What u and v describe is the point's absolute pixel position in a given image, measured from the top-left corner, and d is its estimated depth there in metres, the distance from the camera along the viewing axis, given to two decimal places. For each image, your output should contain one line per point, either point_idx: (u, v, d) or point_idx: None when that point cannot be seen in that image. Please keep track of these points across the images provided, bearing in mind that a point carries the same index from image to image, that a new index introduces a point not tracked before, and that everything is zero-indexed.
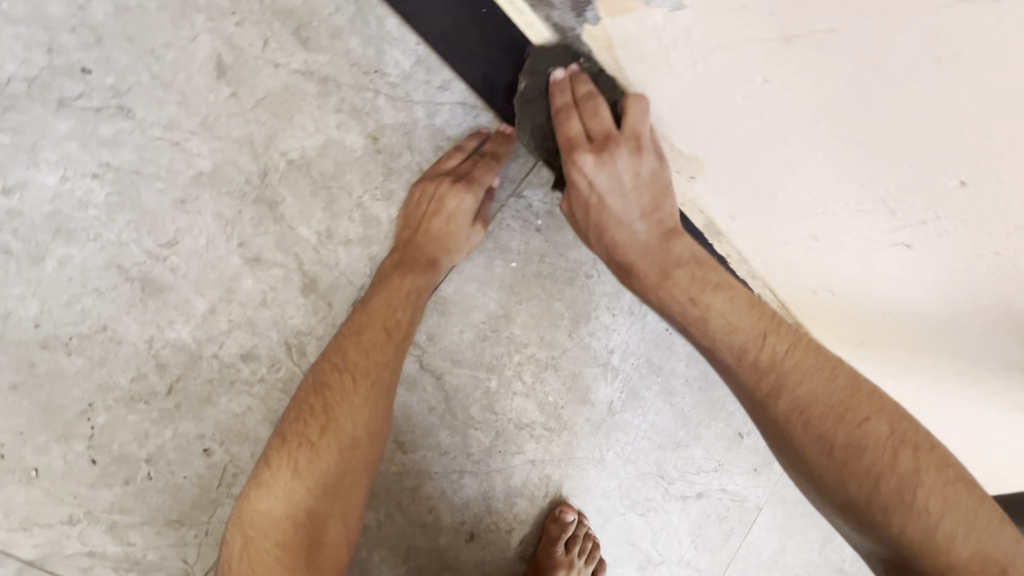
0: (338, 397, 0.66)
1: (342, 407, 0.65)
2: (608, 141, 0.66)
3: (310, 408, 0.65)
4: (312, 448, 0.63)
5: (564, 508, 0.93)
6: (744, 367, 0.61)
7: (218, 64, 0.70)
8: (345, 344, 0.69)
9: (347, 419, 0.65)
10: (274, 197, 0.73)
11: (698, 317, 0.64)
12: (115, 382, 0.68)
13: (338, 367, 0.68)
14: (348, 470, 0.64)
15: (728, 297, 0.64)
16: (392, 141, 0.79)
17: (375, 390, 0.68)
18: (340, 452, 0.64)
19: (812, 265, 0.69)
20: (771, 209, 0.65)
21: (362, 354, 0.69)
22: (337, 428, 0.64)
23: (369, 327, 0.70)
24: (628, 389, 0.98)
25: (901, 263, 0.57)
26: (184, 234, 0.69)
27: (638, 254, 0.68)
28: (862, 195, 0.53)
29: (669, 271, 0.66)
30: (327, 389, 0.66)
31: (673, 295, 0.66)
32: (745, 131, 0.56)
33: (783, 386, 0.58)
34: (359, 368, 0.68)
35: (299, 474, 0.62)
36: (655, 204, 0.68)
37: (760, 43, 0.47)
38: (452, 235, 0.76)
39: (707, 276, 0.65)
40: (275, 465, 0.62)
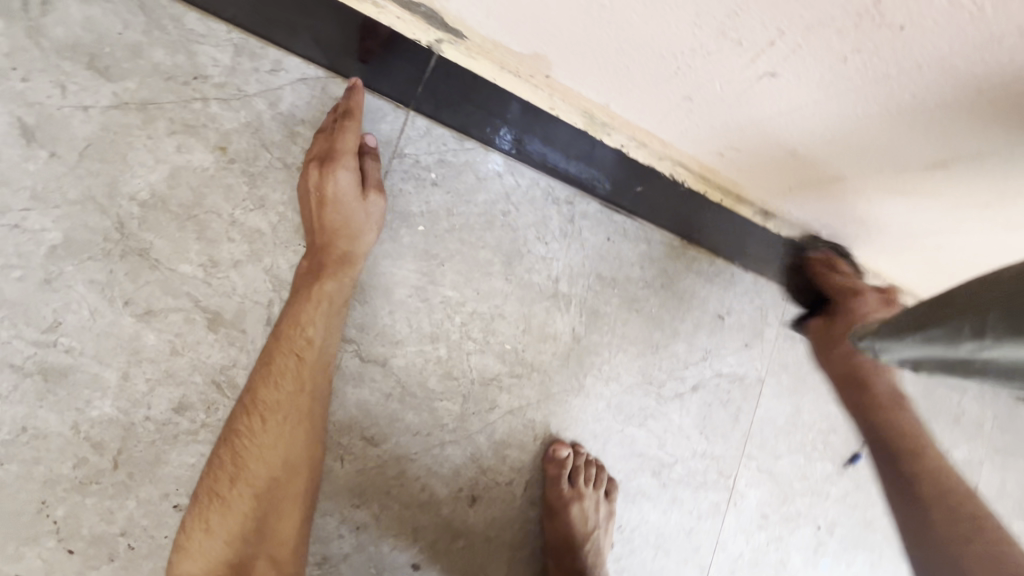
0: (246, 441, 0.70)
1: (249, 453, 0.70)
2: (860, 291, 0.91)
3: (219, 460, 0.69)
4: (223, 503, 0.68)
5: (556, 445, 0.92)
6: (939, 504, 0.75)
7: (23, 129, 0.65)
8: (254, 383, 0.71)
9: (254, 463, 0.70)
10: (141, 244, 0.69)
11: (913, 450, 0.81)
12: (58, 474, 0.67)
13: (248, 410, 0.70)
14: (268, 509, 0.70)
15: (937, 448, 0.82)
16: (242, 145, 0.73)
17: (282, 429, 0.71)
18: (256, 491, 0.70)
19: (703, 128, 0.62)
20: (633, 83, 0.58)
21: (272, 389, 0.71)
22: (248, 474, 0.69)
23: (275, 359, 0.71)
24: (587, 311, 0.95)
25: (774, 97, 0.51)
26: (64, 312, 0.67)
27: (883, 389, 0.88)
28: (702, 37, 0.46)
29: (898, 407, 0.87)
30: (233, 437, 0.69)
31: (890, 426, 0.85)
32: (559, 5, 0.49)
33: (979, 534, 0.71)
34: (266, 405, 0.71)
35: (211, 532, 0.68)
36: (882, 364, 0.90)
37: None
38: (344, 218, 0.74)
39: (914, 426, 0.85)
40: (193, 523, 0.68)
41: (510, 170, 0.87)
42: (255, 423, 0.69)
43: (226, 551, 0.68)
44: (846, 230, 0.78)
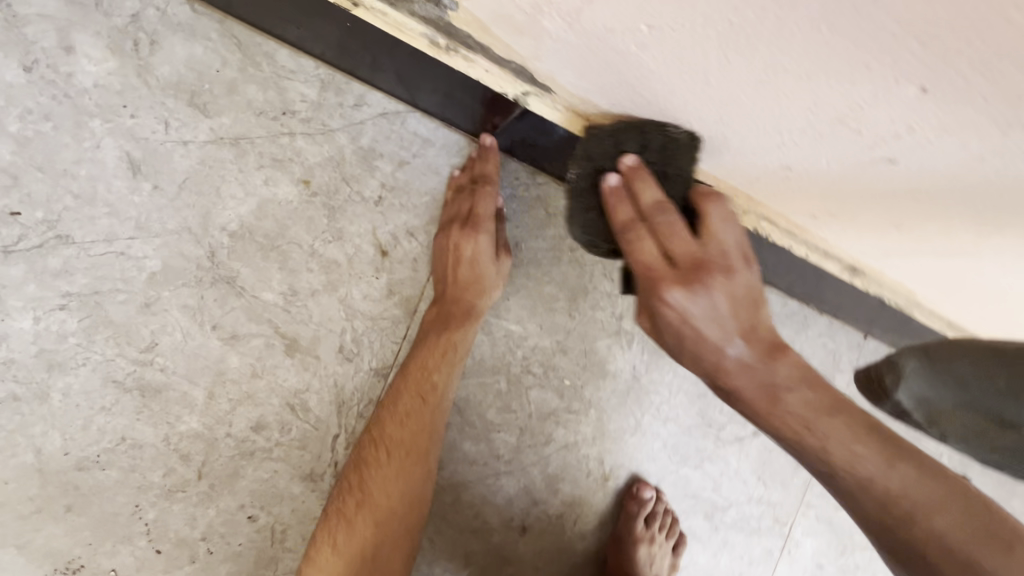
0: (372, 470, 0.71)
1: (374, 483, 0.71)
2: (732, 256, 0.55)
3: (348, 486, 0.71)
4: (347, 527, 0.69)
5: (641, 485, 0.93)
6: (805, 446, 0.48)
7: (130, 163, 0.69)
8: (384, 417, 0.73)
9: (380, 491, 0.71)
10: (230, 272, 0.73)
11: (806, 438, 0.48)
12: (150, 481, 0.73)
13: (375, 441, 0.72)
14: (383, 545, 0.70)
15: (845, 415, 0.48)
16: (325, 179, 0.76)
17: (407, 460, 0.72)
18: (375, 523, 0.70)
19: (798, 192, 0.58)
20: (727, 148, 0.55)
21: (399, 426, 0.72)
22: (371, 503, 0.70)
23: (404, 395, 0.73)
24: (649, 349, 0.93)
25: (891, 178, 0.47)
26: (160, 334, 0.72)
27: (744, 381, 0.51)
28: (816, 122, 0.43)
29: (778, 393, 0.50)
30: (362, 464, 0.71)
31: (782, 422, 0.50)
32: (658, 78, 0.47)
33: (806, 424, 0.48)
34: (393, 439, 0.72)
35: (338, 549, 0.68)
36: (746, 313, 0.53)
37: None
38: (476, 274, 0.76)
39: (825, 399, 0.49)
40: (320, 541, 0.69)
41: None
42: (382, 453, 0.71)
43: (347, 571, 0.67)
44: (937, 292, 0.73)
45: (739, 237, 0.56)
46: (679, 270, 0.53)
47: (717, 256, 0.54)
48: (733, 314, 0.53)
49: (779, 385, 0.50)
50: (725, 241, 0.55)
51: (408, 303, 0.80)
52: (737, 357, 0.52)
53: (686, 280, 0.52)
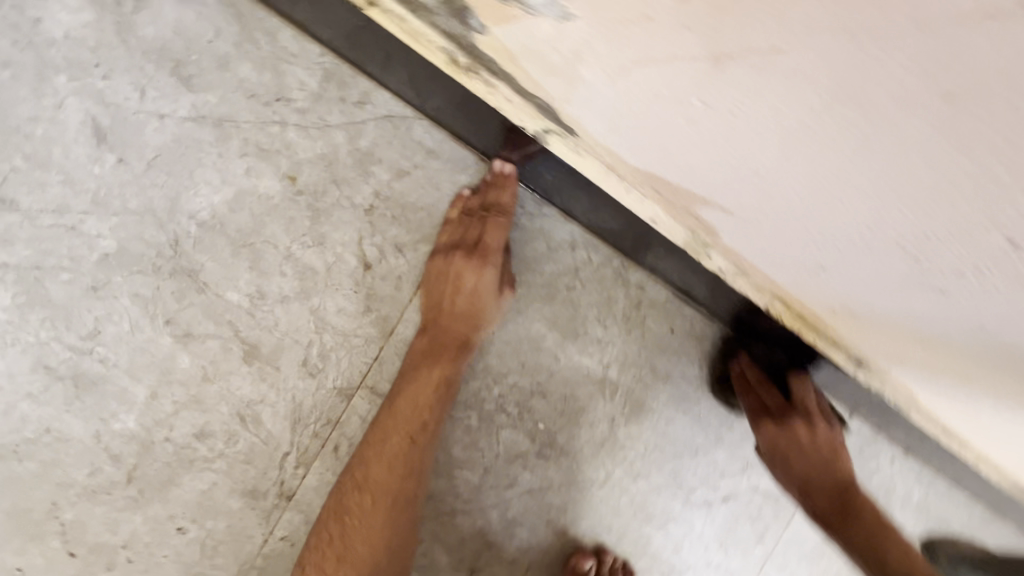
0: (356, 518, 0.68)
1: (358, 534, 0.68)
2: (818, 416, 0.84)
3: (329, 534, 0.67)
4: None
5: (579, 558, 0.87)
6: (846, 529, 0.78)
7: (95, 129, 0.62)
8: (368, 459, 0.69)
9: (362, 543, 0.67)
10: (193, 265, 0.66)
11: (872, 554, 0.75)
12: (72, 479, 0.67)
13: (359, 489, 0.68)
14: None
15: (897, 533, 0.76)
16: (314, 178, 0.69)
17: (392, 508, 0.69)
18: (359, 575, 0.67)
19: (822, 290, 0.53)
20: (759, 234, 0.49)
21: (383, 472, 0.68)
22: (353, 552, 0.67)
23: (392, 437, 0.69)
24: (632, 402, 0.89)
25: (936, 307, 0.42)
26: (104, 322, 0.65)
27: (821, 492, 0.81)
28: (869, 238, 0.38)
29: (846, 512, 0.79)
30: (346, 513, 0.68)
31: (845, 518, 0.79)
32: (701, 154, 0.41)
33: (876, 542, 0.76)
34: (377, 485, 0.68)
35: None
36: (827, 441, 0.82)
37: (685, 62, 0.31)
38: (478, 308, 0.71)
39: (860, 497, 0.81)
40: None
41: (585, 243, 0.81)
42: (366, 503, 0.67)
43: None
44: (944, 404, 0.69)
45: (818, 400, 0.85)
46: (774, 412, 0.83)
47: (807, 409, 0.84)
48: (816, 456, 0.82)
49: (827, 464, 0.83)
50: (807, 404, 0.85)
51: (385, 323, 0.74)
52: (805, 449, 0.83)
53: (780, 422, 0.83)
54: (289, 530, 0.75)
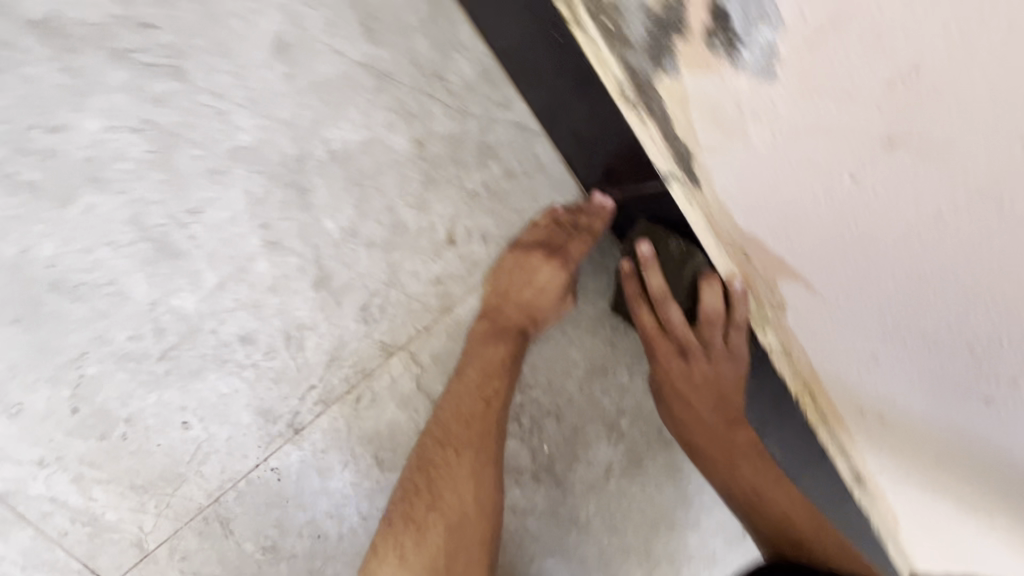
0: (441, 471, 0.69)
1: (445, 485, 0.69)
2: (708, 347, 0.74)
3: (415, 487, 0.68)
4: (419, 531, 0.66)
5: None
6: (739, 489, 0.79)
7: (279, 41, 0.68)
8: (447, 415, 0.72)
9: (451, 494, 0.68)
10: (307, 185, 0.71)
11: (749, 490, 0.79)
12: (112, 337, 0.67)
13: (441, 442, 0.70)
14: (458, 550, 0.66)
15: (787, 489, 0.77)
16: (438, 150, 0.75)
17: (479, 460, 0.71)
18: (448, 529, 0.67)
19: (863, 386, 0.60)
20: (828, 318, 0.57)
21: (461, 425, 0.71)
22: (443, 505, 0.67)
23: (467, 398, 0.72)
24: (631, 455, 0.92)
25: (967, 413, 0.50)
26: (209, 204, 0.68)
27: (706, 436, 0.79)
28: (940, 332, 0.45)
29: (734, 459, 0.78)
30: (431, 465, 0.69)
31: (738, 483, 0.79)
32: (818, 226, 0.48)
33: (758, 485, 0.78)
34: (459, 440, 0.71)
35: (406, 561, 0.64)
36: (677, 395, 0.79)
37: (857, 140, 0.39)
38: (541, 307, 0.78)
39: (768, 464, 0.78)
40: (386, 553, 0.64)
41: None
42: (451, 452, 0.70)
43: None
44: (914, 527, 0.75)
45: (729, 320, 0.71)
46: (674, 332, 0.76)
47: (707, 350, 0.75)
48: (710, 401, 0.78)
49: (730, 447, 0.78)
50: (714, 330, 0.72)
51: (447, 299, 0.79)
52: (701, 415, 0.78)
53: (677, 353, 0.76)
54: (282, 464, 0.75)
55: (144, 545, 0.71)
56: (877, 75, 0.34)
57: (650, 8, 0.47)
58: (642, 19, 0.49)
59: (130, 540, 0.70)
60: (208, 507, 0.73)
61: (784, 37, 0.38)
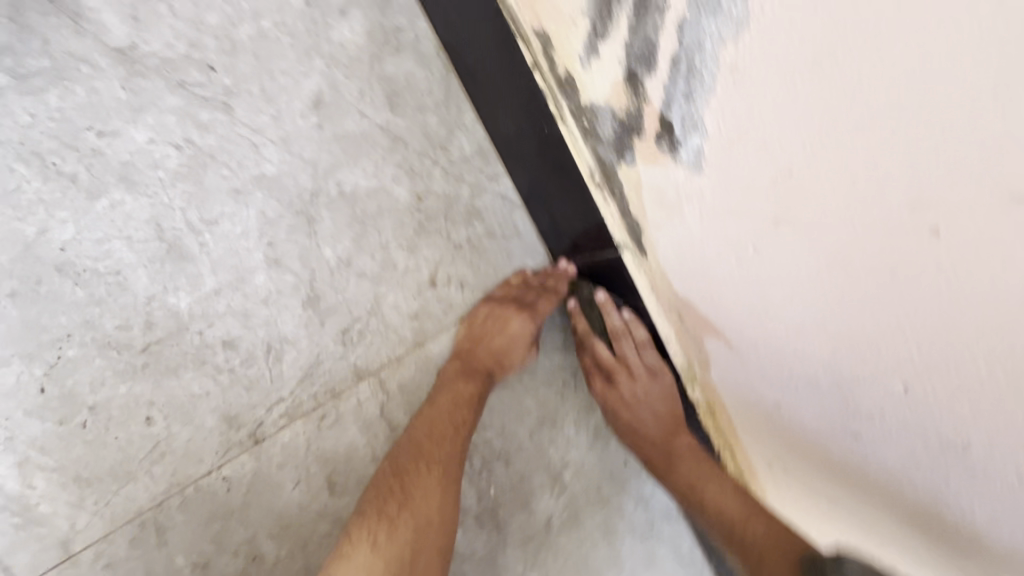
0: (413, 479, 0.75)
1: (417, 491, 0.74)
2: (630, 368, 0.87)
3: (389, 488, 0.74)
4: (391, 524, 0.71)
5: None
6: (680, 483, 0.83)
7: (317, 99, 0.82)
8: (421, 434, 0.79)
9: (422, 497, 0.74)
10: (316, 215, 0.81)
11: (692, 490, 0.82)
12: (100, 324, 0.71)
13: (415, 454, 0.77)
14: (422, 549, 0.71)
15: (727, 487, 0.80)
16: (433, 205, 0.88)
17: (447, 476, 0.77)
18: (416, 528, 0.71)
19: (771, 432, 0.72)
20: (742, 370, 0.70)
21: (436, 442, 0.78)
22: (413, 507, 0.73)
23: (440, 420, 0.80)
24: (571, 510, 0.96)
25: (853, 457, 0.60)
26: (224, 217, 0.77)
27: (647, 443, 0.87)
28: (819, 378, 0.58)
29: (673, 462, 0.85)
30: (405, 472, 0.75)
31: (678, 481, 0.84)
32: (731, 288, 0.63)
33: (696, 482, 0.82)
34: (432, 454, 0.78)
35: (377, 548, 0.68)
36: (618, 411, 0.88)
37: (755, 218, 0.54)
38: (510, 353, 0.87)
39: (708, 468, 0.83)
40: (355, 539, 0.69)
41: None
42: (424, 464, 0.76)
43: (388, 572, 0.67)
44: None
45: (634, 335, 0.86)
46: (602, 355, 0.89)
47: (628, 369, 0.87)
48: (646, 412, 0.87)
49: (671, 452, 0.85)
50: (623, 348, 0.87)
51: (420, 334, 0.87)
52: (639, 427, 0.87)
53: (604, 376, 0.88)
54: (234, 474, 0.76)
55: (70, 545, 0.69)
56: (766, 171, 0.50)
57: (618, 114, 0.64)
58: (611, 122, 0.66)
59: (58, 535, 0.69)
60: (148, 510, 0.72)
61: (707, 143, 0.55)
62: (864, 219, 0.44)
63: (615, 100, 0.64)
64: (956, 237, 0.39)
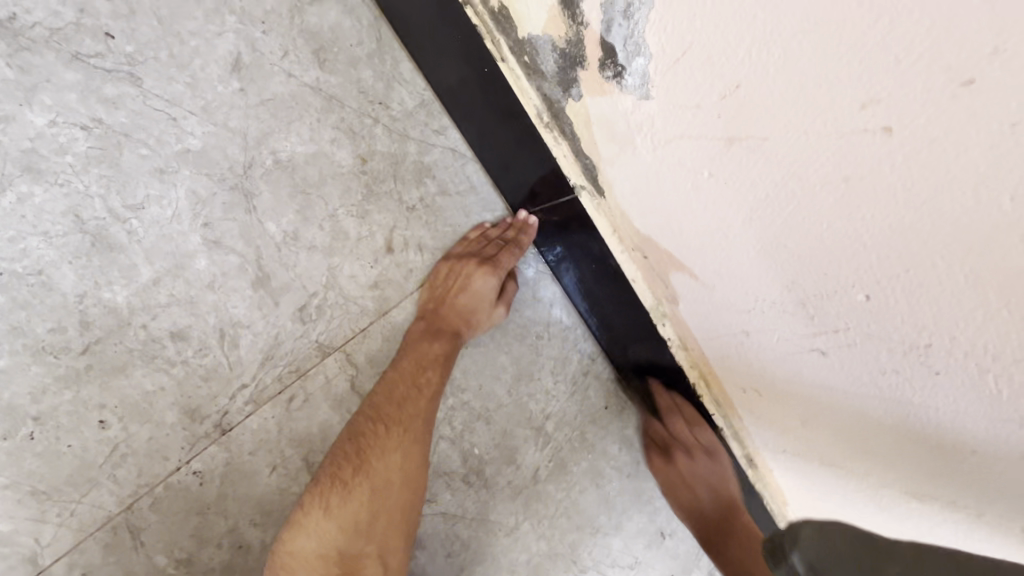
0: (372, 442, 0.73)
1: (374, 454, 0.73)
2: (688, 447, 0.93)
3: (345, 453, 0.72)
4: (346, 488, 0.70)
5: None
6: (731, 554, 0.95)
7: (235, 61, 0.75)
8: (380, 396, 0.77)
9: (379, 462, 0.73)
10: (252, 189, 0.76)
11: (734, 553, 0.94)
12: (30, 329, 0.66)
13: (374, 417, 0.75)
14: (380, 512, 0.71)
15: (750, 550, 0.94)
16: (379, 166, 0.83)
17: (407, 438, 0.75)
18: (372, 493, 0.71)
19: (742, 362, 0.72)
20: (709, 302, 0.69)
21: (395, 404, 0.76)
22: (371, 471, 0.72)
23: (401, 381, 0.78)
24: (557, 460, 0.97)
25: (824, 374, 0.60)
26: (152, 200, 0.71)
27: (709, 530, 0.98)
28: (785, 298, 0.57)
29: (726, 538, 0.96)
30: (361, 436, 0.73)
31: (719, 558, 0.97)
32: (692, 218, 0.61)
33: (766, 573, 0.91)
34: (392, 417, 0.75)
35: (331, 512, 0.69)
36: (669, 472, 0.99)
37: (707, 141, 0.52)
38: (474, 309, 0.84)
39: (732, 530, 0.95)
40: (310, 505, 0.69)
41: (560, 305, 0.96)
42: (381, 427, 0.74)
43: (340, 535, 0.69)
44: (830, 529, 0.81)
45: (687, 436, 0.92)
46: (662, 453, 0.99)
47: (685, 446, 0.93)
48: (698, 482, 0.95)
49: (725, 529, 0.96)
50: (683, 436, 0.93)
51: (383, 303, 0.84)
52: (698, 497, 0.97)
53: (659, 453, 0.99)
54: (204, 468, 0.73)
55: (39, 561, 0.66)
56: (715, 88, 0.48)
57: (558, 44, 0.60)
58: (552, 54, 0.62)
59: (24, 552, 0.66)
60: (118, 515, 0.69)
61: (653, 63, 0.51)
62: (817, 127, 0.42)
63: (553, 29, 0.60)
64: (910, 137, 0.37)
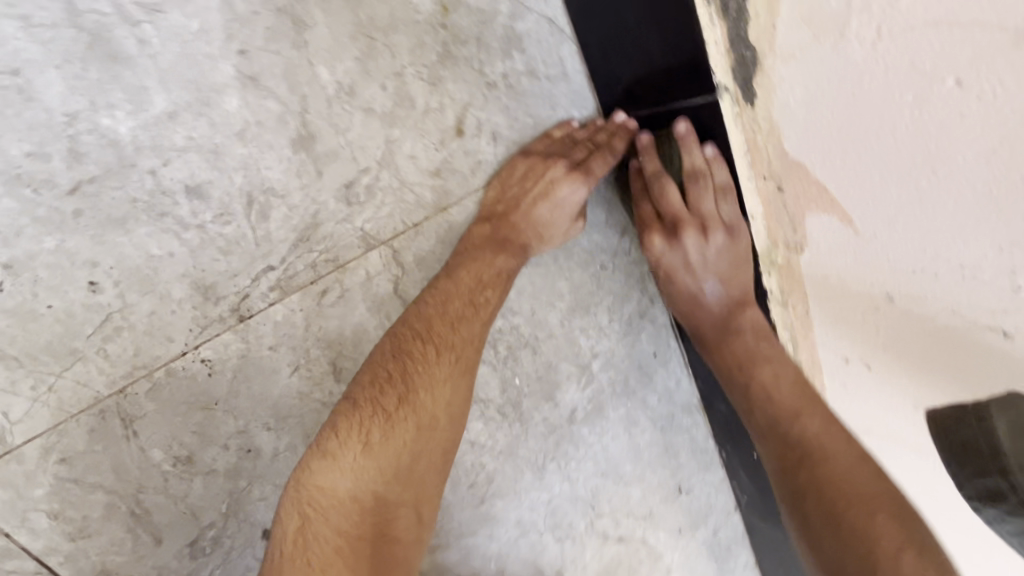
0: (418, 369, 0.62)
1: (421, 383, 0.62)
2: (703, 223, 0.72)
3: (388, 375, 0.61)
4: (388, 420, 0.59)
5: (476, 553, 0.84)
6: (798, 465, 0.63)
7: None
8: (430, 314, 0.65)
9: (426, 394, 0.62)
10: (305, 19, 0.58)
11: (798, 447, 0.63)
12: (3, 150, 0.51)
13: (422, 337, 0.63)
14: (422, 454, 0.61)
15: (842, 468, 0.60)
16: (463, 23, 0.66)
17: (458, 367, 0.64)
18: (417, 429, 0.61)
19: (864, 331, 0.61)
20: (854, 253, 0.57)
21: (448, 326, 0.65)
22: (416, 404, 0.61)
23: (455, 299, 0.66)
24: (596, 401, 0.89)
25: (991, 358, 0.51)
26: (173, 4, 0.54)
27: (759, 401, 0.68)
28: (988, 261, 0.46)
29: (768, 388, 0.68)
30: (407, 357, 0.62)
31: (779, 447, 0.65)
32: (891, 143, 0.47)
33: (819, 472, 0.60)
34: (442, 339, 0.64)
35: (370, 449, 0.58)
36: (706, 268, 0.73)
37: (985, 35, 0.37)
38: (552, 221, 0.71)
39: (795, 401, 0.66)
40: (343, 436, 0.58)
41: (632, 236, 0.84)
42: (430, 352, 0.63)
43: (378, 477, 0.58)
44: None
45: (717, 208, 0.72)
46: (664, 223, 0.75)
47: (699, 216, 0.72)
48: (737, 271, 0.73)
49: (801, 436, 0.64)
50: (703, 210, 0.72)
51: (443, 197, 0.69)
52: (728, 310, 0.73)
53: (665, 234, 0.74)
54: (215, 357, 0.61)
55: (7, 437, 0.55)
56: None
57: None
58: None
59: None
60: (108, 398, 0.57)
61: None
62: None
63: None
64: None
